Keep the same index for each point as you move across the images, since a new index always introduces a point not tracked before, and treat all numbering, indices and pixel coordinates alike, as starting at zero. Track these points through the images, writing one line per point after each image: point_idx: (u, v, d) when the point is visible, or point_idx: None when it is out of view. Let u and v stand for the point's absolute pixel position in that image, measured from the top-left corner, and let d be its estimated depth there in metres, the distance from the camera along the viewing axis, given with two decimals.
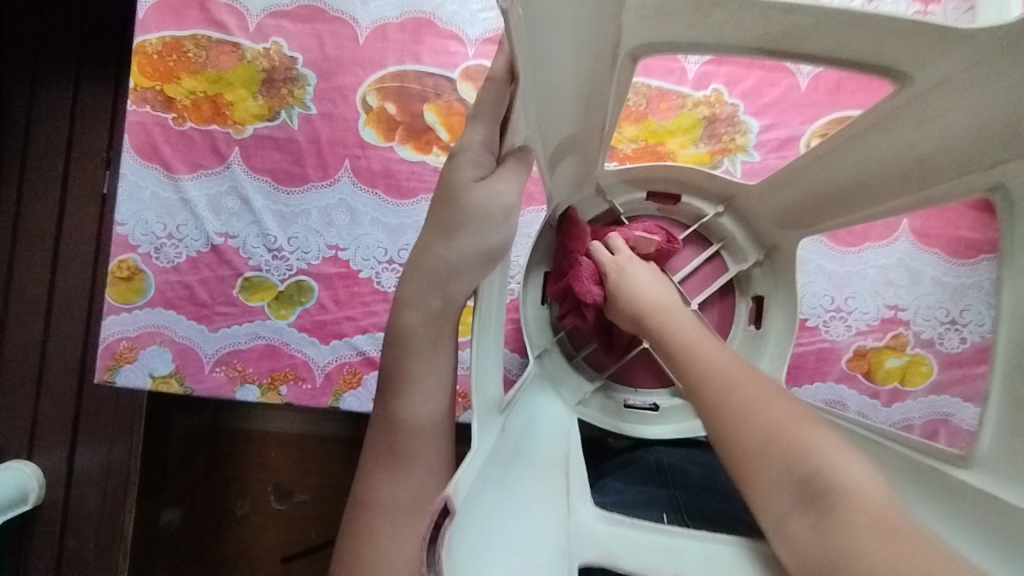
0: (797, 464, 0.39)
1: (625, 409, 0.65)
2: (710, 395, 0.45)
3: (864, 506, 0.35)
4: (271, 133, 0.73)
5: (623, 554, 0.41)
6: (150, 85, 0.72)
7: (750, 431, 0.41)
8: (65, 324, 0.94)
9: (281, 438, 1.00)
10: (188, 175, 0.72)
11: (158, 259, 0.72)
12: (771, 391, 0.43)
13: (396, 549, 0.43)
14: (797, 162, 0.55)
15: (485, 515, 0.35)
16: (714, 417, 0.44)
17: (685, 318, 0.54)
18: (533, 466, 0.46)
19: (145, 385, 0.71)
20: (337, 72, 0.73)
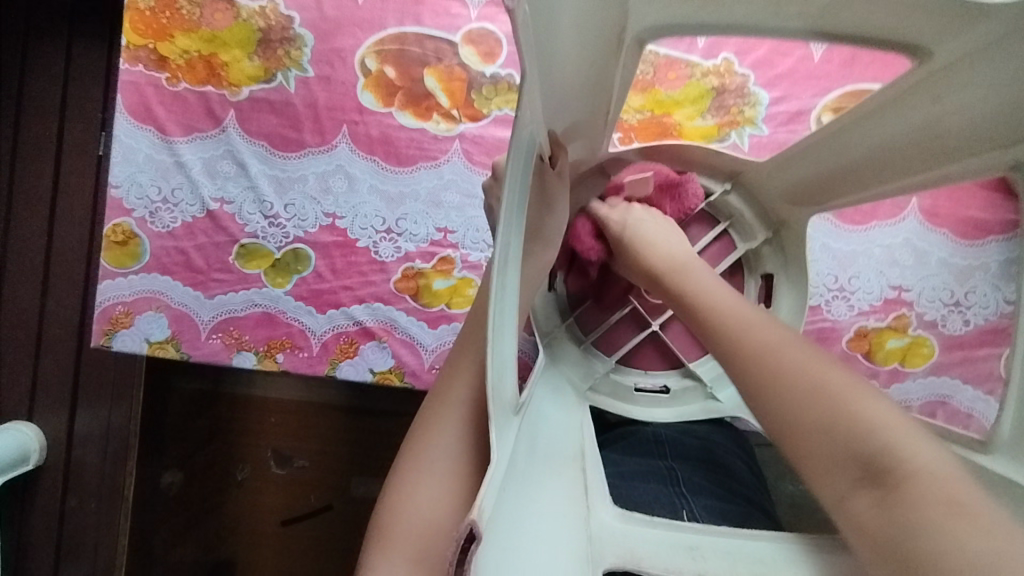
0: (865, 440, 0.37)
1: (636, 393, 0.64)
2: (758, 377, 0.43)
3: (931, 483, 0.34)
4: (267, 96, 0.71)
5: (646, 556, 0.40)
6: (143, 43, 0.70)
7: (802, 409, 0.40)
8: (62, 286, 0.93)
9: (279, 404, 1.00)
10: (183, 138, 0.71)
11: (153, 224, 0.71)
12: (821, 361, 0.42)
13: (415, 511, 0.44)
14: (814, 135, 0.54)
15: (504, 526, 0.34)
16: (763, 394, 0.42)
17: (710, 284, 0.52)
18: (549, 462, 0.44)
19: (141, 351, 0.70)
20: (335, 34, 0.71)
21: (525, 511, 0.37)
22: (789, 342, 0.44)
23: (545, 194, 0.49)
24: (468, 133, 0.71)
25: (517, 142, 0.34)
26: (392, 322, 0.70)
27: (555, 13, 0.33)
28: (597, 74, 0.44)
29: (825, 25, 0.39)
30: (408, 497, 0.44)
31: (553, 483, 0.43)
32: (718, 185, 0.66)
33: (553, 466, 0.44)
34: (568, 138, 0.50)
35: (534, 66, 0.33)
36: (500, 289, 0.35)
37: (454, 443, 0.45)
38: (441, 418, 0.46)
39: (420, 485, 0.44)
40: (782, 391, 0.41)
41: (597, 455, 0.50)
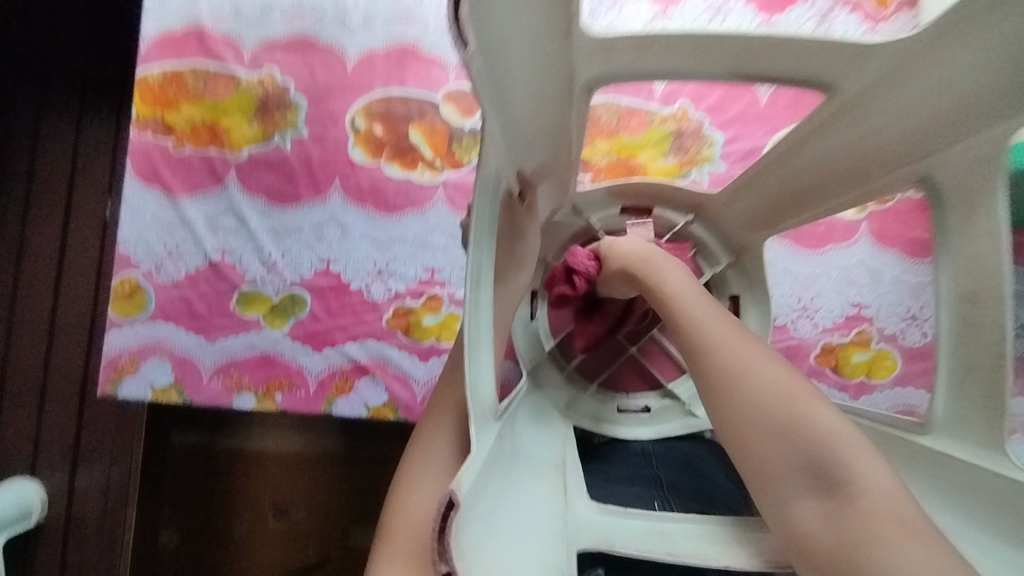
0: (815, 455, 0.41)
1: (618, 414, 0.68)
2: (718, 382, 0.45)
3: (880, 505, 0.39)
4: (265, 155, 0.77)
5: (619, 541, 0.46)
6: (151, 113, 0.77)
7: (757, 420, 0.43)
8: (67, 344, 0.97)
9: (278, 457, 1.03)
10: (187, 196, 0.76)
11: (158, 276, 0.75)
12: (775, 369, 0.44)
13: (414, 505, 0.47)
14: (754, 170, 0.60)
15: (490, 510, 0.38)
16: (722, 398, 0.45)
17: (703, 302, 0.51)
18: (530, 461, 0.49)
19: (146, 397, 0.74)
20: (327, 98, 0.78)
21: (510, 501, 0.41)
22: (776, 374, 0.44)
23: (518, 226, 0.54)
24: (451, 180, 0.77)
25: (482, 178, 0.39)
26: (384, 358, 0.74)
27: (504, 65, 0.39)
28: (557, 117, 0.50)
29: (747, 68, 0.45)
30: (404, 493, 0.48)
31: (534, 482, 0.47)
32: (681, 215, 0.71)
33: (534, 463, 0.49)
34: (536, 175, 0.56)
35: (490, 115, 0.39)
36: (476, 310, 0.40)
37: (450, 453, 0.48)
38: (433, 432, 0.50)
39: (416, 488, 0.47)
40: (763, 424, 0.43)
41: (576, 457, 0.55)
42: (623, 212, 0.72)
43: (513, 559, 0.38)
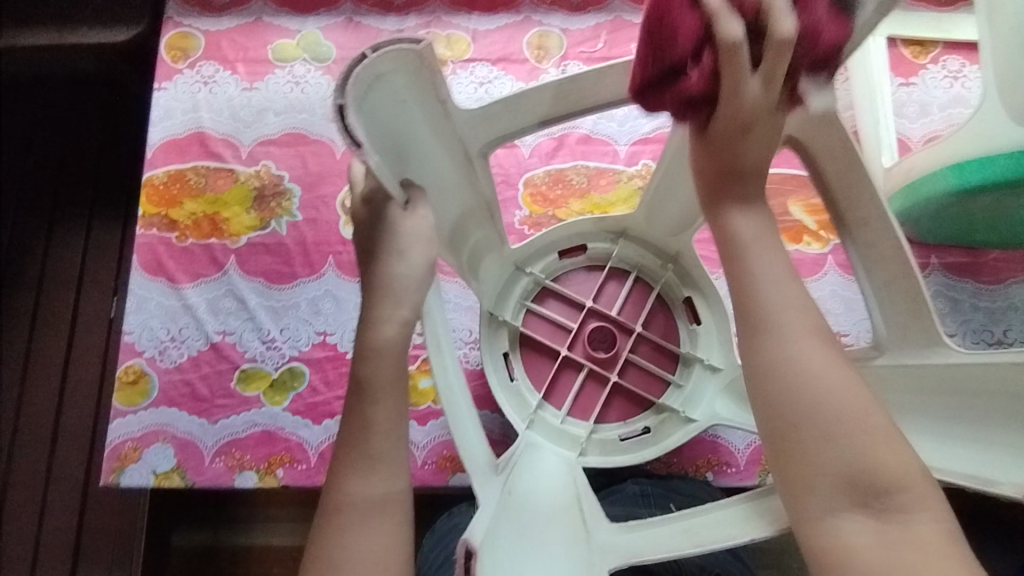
0: (878, 484, 0.38)
1: (623, 443, 0.71)
2: (794, 390, 0.39)
3: (931, 538, 0.37)
4: (262, 240, 0.83)
5: (644, 548, 0.47)
6: (156, 211, 0.83)
7: (841, 435, 0.38)
8: (69, 445, 0.98)
9: (280, 553, 1.00)
10: (190, 284, 0.81)
11: (162, 361, 0.78)
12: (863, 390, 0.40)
13: (367, 544, 0.41)
14: (655, 177, 0.66)
15: (504, 561, 0.43)
16: (801, 400, 0.39)
17: (781, 272, 0.42)
18: (546, 507, 0.51)
19: (148, 483, 0.74)
20: (319, 183, 0.85)
21: (524, 550, 0.46)
22: (830, 352, 0.40)
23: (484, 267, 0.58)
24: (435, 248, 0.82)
25: (408, 222, 0.44)
26: None
27: (399, 122, 0.44)
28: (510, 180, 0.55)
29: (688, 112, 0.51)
30: (346, 533, 0.41)
31: (549, 519, 0.50)
32: (612, 244, 0.76)
33: (550, 507, 0.51)
34: (466, 232, 0.60)
35: (393, 159, 0.44)
36: (441, 365, 0.47)
37: (404, 489, 0.43)
38: (366, 461, 0.43)
39: (371, 471, 0.43)
40: (818, 422, 0.38)
41: (586, 488, 0.57)
42: (562, 255, 0.77)
43: None
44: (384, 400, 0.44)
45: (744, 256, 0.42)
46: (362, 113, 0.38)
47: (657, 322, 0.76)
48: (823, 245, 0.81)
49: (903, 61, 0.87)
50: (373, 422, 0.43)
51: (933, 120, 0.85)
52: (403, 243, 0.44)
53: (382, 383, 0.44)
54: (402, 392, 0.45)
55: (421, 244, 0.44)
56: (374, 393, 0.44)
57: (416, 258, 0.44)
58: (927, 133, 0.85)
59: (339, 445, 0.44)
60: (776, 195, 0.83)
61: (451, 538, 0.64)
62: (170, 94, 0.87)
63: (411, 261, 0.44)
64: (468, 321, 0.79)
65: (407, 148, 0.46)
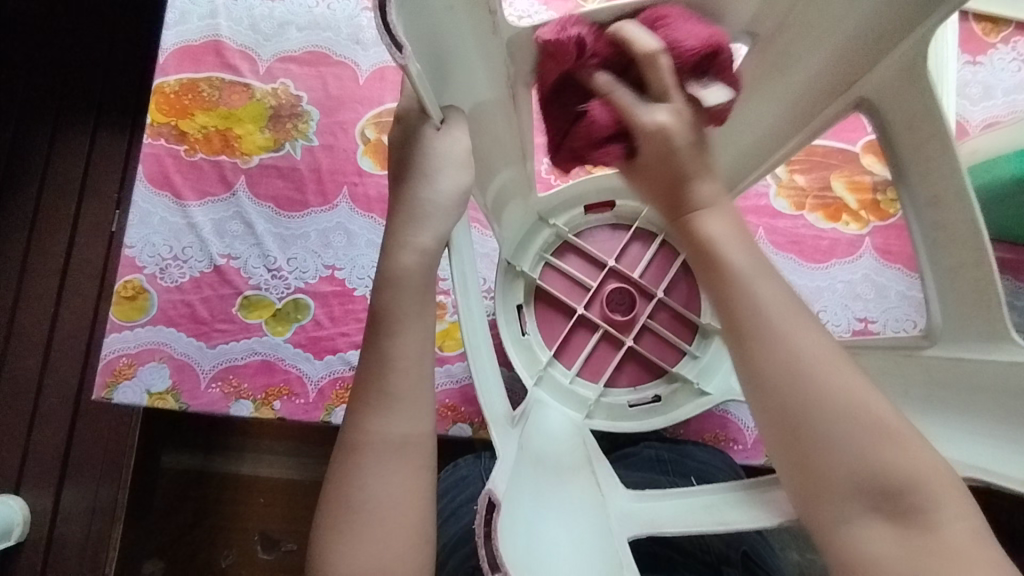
0: (899, 491, 0.35)
1: (632, 410, 0.69)
2: (794, 395, 0.36)
3: (965, 545, 0.34)
4: (275, 163, 0.78)
5: (664, 522, 0.45)
6: (165, 121, 0.78)
7: (850, 439, 0.35)
8: (63, 356, 0.96)
9: (268, 484, 0.99)
10: (196, 201, 0.77)
11: (163, 279, 0.75)
12: (864, 390, 0.37)
13: (383, 486, 0.39)
14: None
15: (525, 522, 0.41)
16: (804, 406, 0.36)
17: (755, 259, 0.40)
18: (561, 471, 0.49)
19: (141, 402, 0.72)
20: (339, 109, 0.80)
21: (543, 511, 0.44)
22: (823, 353, 0.37)
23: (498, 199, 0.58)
24: None
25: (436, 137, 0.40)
26: None
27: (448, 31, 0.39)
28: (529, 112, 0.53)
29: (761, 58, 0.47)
30: (362, 472, 0.39)
31: (564, 483, 0.48)
32: (642, 203, 0.72)
33: (565, 472, 0.49)
34: (495, 170, 0.56)
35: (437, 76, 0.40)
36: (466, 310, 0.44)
37: (427, 432, 0.41)
38: (385, 400, 0.40)
39: (391, 411, 0.40)
40: (823, 427, 0.36)
41: (600, 455, 0.55)
42: (588, 210, 0.73)
43: (561, 556, 0.41)
44: (403, 334, 0.41)
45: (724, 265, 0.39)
46: (406, 13, 0.34)
47: (680, 290, 0.73)
48: (862, 226, 0.77)
49: (973, 38, 0.81)
50: (392, 358, 0.40)
51: (995, 104, 0.80)
52: (431, 167, 0.40)
53: (400, 316, 0.41)
54: (423, 327, 0.42)
55: (452, 175, 0.41)
56: (393, 326, 0.41)
57: (446, 185, 0.41)
58: (987, 117, 0.80)
59: (358, 381, 0.41)
60: (820, 168, 0.79)
61: (459, 492, 0.62)
62: None
63: (439, 186, 0.41)
64: (485, 269, 0.75)
65: (449, 67, 0.41)
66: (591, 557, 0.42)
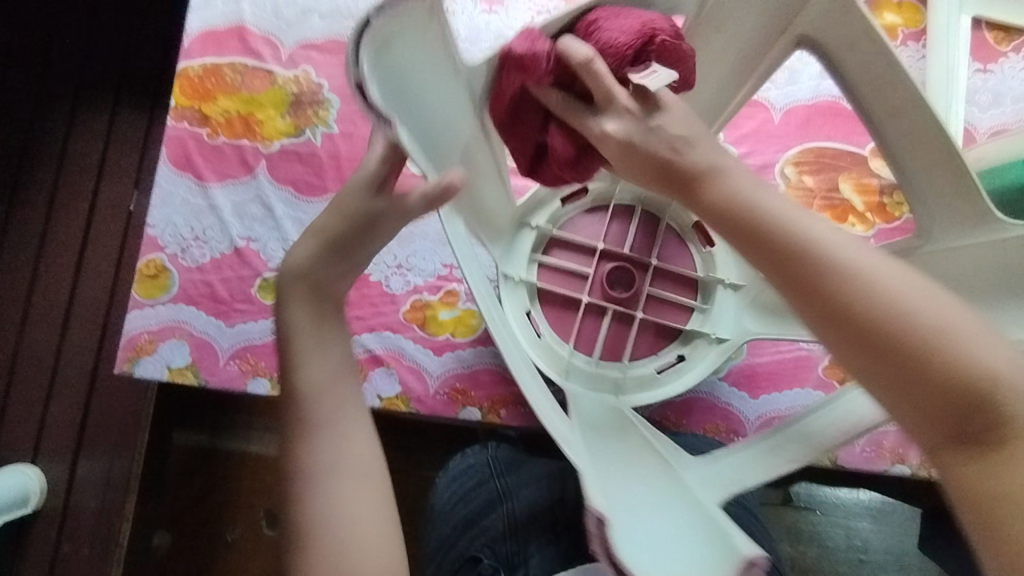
0: (982, 400, 0.35)
1: (659, 376, 0.71)
2: (852, 323, 0.38)
3: None
4: (295, 148, 0.80)
5: (746, 476, 0.50)
6: (188, 104, 0.80)
7: (920, 356, 0.36)
8: (81, 330, 0.98)
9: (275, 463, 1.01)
10: (217, 184, 0.79)
11: (183, 259, 0.77)
12: (918, 293, 0.37)
13: (330, 506, 0.43)
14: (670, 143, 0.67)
15: (632, 522, 0.44)
16: (863, 333, 0.37)
17: (783, 200, 0.41)
18: (625, 457, 0.52)
19: (161, 377, 0.75)
20: (359, 97, 0.82)
21: (637, 502, 0.47)
22: (876, 268, 0.38)
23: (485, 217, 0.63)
24: None
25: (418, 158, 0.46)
26: (400, 349, 0.76)
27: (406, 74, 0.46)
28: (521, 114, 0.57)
29: None
30: (312, 499, 0.43)
31: (634, 465, 0.51)
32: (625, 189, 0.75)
33: (625, 453, 0.52)
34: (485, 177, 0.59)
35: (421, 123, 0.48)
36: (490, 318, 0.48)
37: (357, 448, 0.45)
38: (309, 430, 0.45)
39: (324, 435, 0.45)
40: (891, 351, 0.37)
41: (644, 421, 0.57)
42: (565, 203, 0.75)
43: (671, 539, 0.44)
44: (307, 366, 0.46)
45: (755, 208, 0.41)
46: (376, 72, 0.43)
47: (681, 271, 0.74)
48: (868, 228, 0.79)
49: (984, 46, 0.83)
50: (304, 390, 0.46)
51: (1004, 112, 0.81)
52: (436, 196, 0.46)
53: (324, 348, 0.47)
54: (333, 355, 0.47)
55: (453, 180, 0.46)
56: (296, 361, 0.46)
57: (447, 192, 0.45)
58: (996, 124, 0.81)
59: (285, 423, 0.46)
60: (829, 170, 0.80)
61: (465, 480, 0.67)
62: None
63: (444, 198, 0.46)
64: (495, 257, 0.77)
65: (424, 105, 0.49)
66: (696, 528, 0.45)
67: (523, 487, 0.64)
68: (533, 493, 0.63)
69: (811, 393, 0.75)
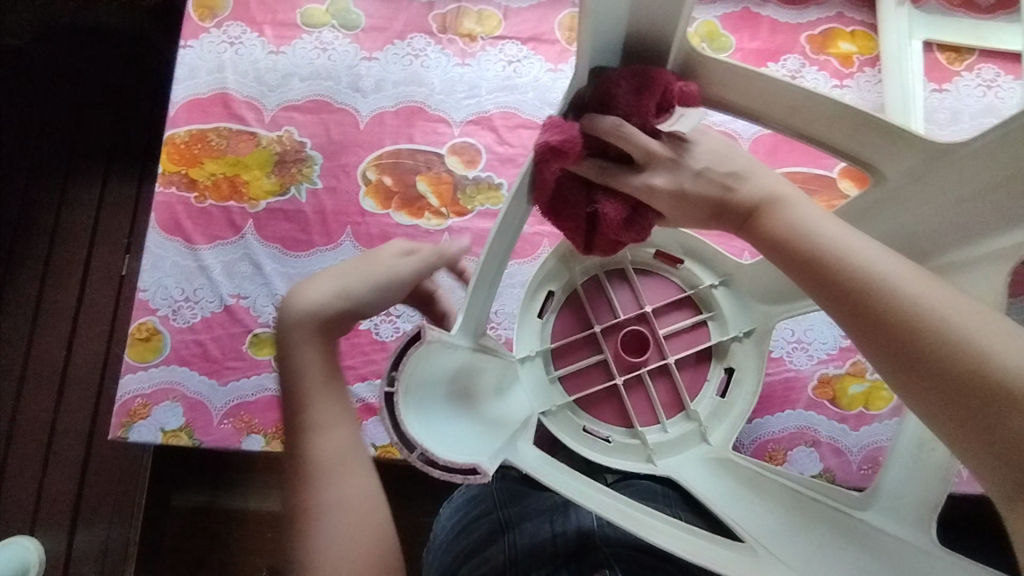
0: None
1: (716, 404, 0.70)
2: (930, 371, 0.38)
3: None
4: (281, 206, 0.82)
5: (918, 496, 0.53)
6: (176, 170, 0.83)
7: (1002, 411, 0.36)
8: (76, 397, 0.98)
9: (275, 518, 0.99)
10: (207, 245, 0.81)
11: (175, 320, 0.78)
12: (1002, 336, 0.37)
13: (341, 542, 0.47)
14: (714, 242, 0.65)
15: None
16: (942, 383, 0.38)
17: (852, 234, 0.43)
18: (774, 509, 0.53)
19: (156, 440, 0.75)
20: (341, 153, 0.84)
21: (837, 555, 0.48)
22: (963, 309, 0.38)
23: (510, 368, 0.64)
24: (454, 225, 0.82)
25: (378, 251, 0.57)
26: None
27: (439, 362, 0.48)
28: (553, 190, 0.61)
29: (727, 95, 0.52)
30: (324, 540, 0.47)
31: (783, 516, 0.53)
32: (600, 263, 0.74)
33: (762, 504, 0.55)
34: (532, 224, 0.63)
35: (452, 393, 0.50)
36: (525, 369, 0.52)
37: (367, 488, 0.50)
38: (315, 477, 0.49)
39: (334, 478, 0.49)
40: (968, 401, 0.37)
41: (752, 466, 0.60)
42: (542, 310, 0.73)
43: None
44: (315, 411, 0.51)
45: (824, 246, 0.42)
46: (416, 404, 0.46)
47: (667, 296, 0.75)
48: None
49: (938, 67, 0.86)
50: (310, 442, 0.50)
51: (963, 128, 0.84)
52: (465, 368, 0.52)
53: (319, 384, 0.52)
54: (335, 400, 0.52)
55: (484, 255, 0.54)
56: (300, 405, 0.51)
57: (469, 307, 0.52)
58: (957, 139, 0.84)
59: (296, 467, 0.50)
60: None
61: (472, 507, 0.66)
62: (195, 52, 0.86)
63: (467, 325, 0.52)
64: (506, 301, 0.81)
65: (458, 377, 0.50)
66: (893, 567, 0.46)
67: (526, 519, 0.63)
68: (536, 527, 0.62)
69: (803, 414, 0.76)
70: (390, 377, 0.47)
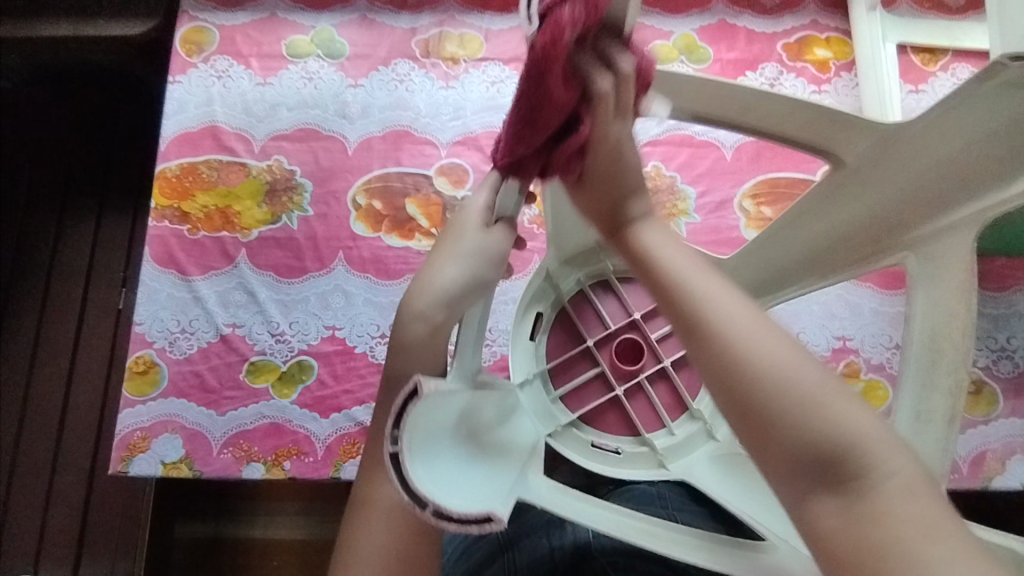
0: (832, 456, 0.36)
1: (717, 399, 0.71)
2: (722, 371, 0.39)
3: (907, 501, 0.34)
4: (273, 234, 0.83)
5: None
6: (168, 204, 0.84)
7: (776, 407, 0.37)
8: (77, 432, 0.98)
9: (281, 546, 1.00)
10: (201, 276, 0.81)
11: (172, 352, 0.79)
12: (788, 345, 0.39)
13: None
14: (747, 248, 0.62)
15: None
16: (733, 381, 0.38)
17: (685, 254, 0.45)
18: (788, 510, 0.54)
19: (156, 473, 0.75)
20: (330, 179, 0.85)
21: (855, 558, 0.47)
22: (760, 323, 0.40)
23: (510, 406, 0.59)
24: None
25: (464, 213, 0.53)
26: None
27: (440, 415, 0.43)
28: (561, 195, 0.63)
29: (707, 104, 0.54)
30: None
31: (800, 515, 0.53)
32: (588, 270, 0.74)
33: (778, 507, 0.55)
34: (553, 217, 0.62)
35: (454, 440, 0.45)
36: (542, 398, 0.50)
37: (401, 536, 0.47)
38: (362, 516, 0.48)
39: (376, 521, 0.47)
40: (745, 403, 0.38)
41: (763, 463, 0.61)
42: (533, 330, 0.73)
43: None
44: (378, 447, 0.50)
45: (655, 259, 0.45)
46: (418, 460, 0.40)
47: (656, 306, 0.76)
48: None
49: (913, 68, 0.88)
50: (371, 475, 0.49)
51: None
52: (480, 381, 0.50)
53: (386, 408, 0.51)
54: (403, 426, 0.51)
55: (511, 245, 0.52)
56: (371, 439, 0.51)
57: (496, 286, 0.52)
58: None
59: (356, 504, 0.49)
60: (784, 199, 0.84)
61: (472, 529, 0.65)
62: (183, 87, 0.88)
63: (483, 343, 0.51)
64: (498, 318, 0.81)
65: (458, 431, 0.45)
66: None
67: (525, 536, 0.63)
68: (533, 543, 0.62)
69: None
70: (392, 436, 0.40)
